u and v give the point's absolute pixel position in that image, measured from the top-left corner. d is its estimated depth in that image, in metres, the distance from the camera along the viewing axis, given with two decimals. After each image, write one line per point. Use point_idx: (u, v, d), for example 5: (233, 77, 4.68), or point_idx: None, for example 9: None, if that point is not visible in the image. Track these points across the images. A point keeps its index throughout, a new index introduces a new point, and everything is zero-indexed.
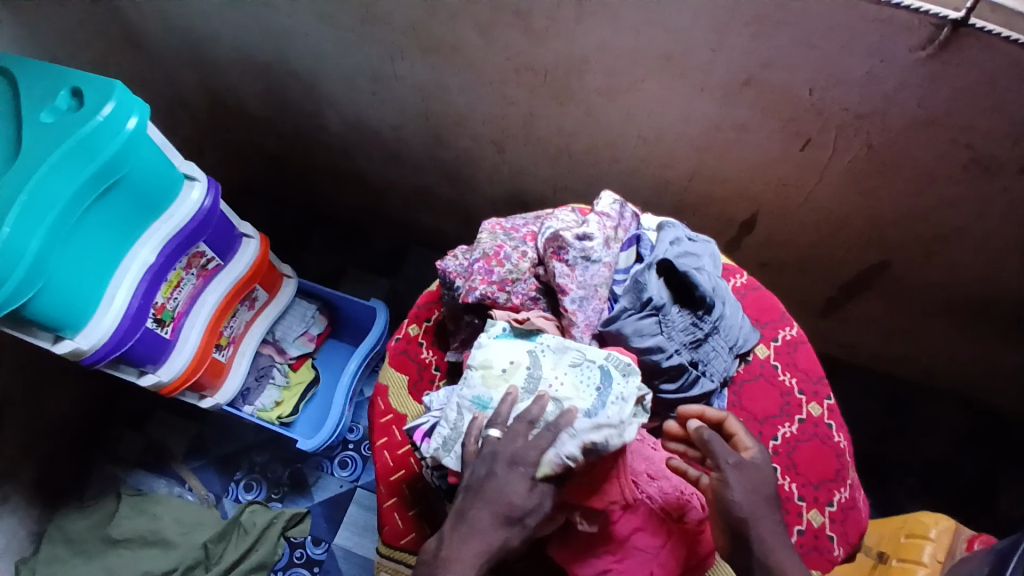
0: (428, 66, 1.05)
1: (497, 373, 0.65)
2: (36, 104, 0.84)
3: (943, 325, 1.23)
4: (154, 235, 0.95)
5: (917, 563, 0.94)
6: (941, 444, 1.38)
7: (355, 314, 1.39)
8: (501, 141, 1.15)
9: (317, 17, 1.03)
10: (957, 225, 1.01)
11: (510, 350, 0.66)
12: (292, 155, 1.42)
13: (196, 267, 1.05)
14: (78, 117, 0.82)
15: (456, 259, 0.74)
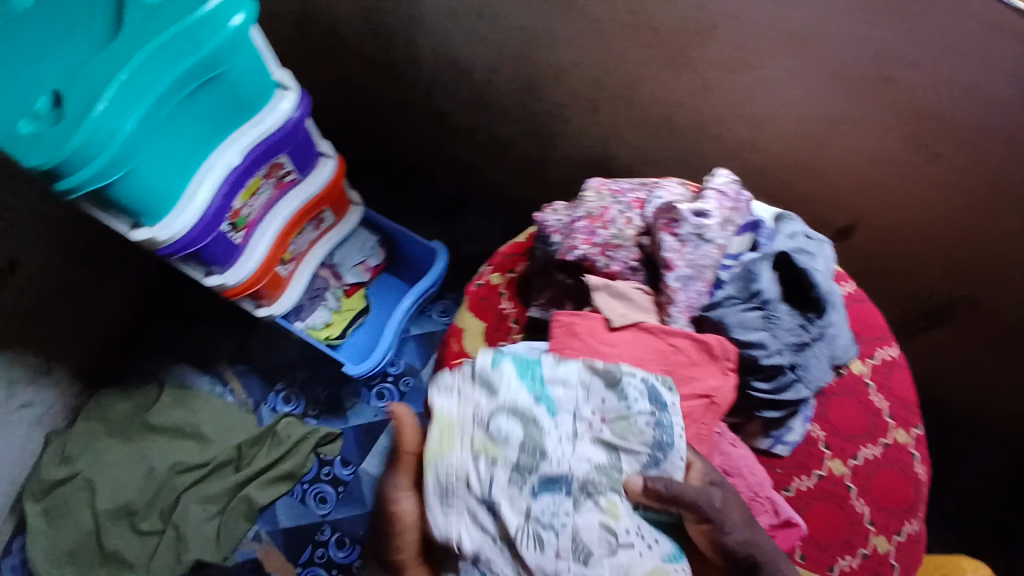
0: (535, 11, 0.99)
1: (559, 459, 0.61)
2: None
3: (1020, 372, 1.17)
4: (240, 138, 0.94)
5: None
6: (985, 491, 1.34)
7: (414, 251, 1.38)
8: (597, 101, 1.09)
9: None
10: None
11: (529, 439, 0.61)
12: (373, 82, 1.38)
13: (275, 177, 1.04)
14: None
15: (558, 213, 0.71)
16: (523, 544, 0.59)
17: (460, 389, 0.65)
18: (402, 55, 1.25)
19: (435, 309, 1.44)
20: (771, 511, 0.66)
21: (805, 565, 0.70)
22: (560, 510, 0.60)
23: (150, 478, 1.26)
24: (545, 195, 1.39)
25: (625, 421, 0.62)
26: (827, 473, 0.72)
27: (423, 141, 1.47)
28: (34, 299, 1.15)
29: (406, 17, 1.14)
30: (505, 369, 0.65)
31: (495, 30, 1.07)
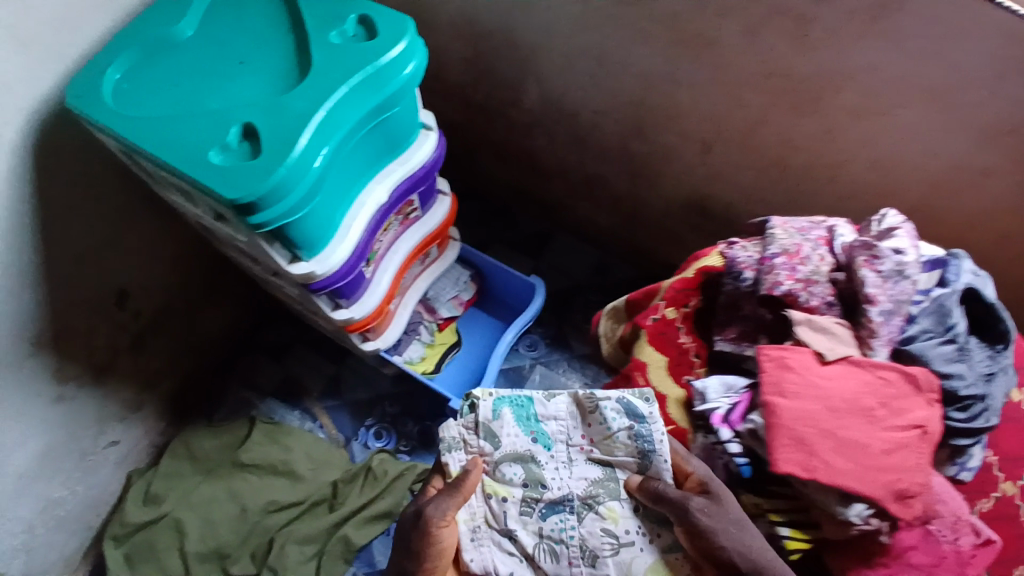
0: (661, 60, 1.05)
1: (557, 473, 0.89)
2: (325, 23, 0.83)
3: None
4: (387, 176, 0.96)
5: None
6: None
7: (506, 286, 1.39)
8: (712, 143, 1.13)
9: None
10: None
11: (518, 466, 0.89)
12: (466, 122, 1.42)
13: (403, 214, 1.06)
14: (373, 46, 0.81)
15: (748, 251, 0.74)
16: (542, 557, 0.85)
17: (465, 439, 0.92)
18: (503, 97, 1.30)
19: (521, 344, 1.44)
20: (972, 531, 0.72)
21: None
22: (567, 525, 0.86)
23: (242, 519, 1.22)
24: (633, 232, 1.43)
25: (609, 440, 0.87)
26: (1003, 494, 0.77)
27: (507, 178, 1.52)
28: (141, 330, 1.13)
29: (521, 61, 1.20)
30: (502, 414, 0.91)
31: (615, 75, 1.12)
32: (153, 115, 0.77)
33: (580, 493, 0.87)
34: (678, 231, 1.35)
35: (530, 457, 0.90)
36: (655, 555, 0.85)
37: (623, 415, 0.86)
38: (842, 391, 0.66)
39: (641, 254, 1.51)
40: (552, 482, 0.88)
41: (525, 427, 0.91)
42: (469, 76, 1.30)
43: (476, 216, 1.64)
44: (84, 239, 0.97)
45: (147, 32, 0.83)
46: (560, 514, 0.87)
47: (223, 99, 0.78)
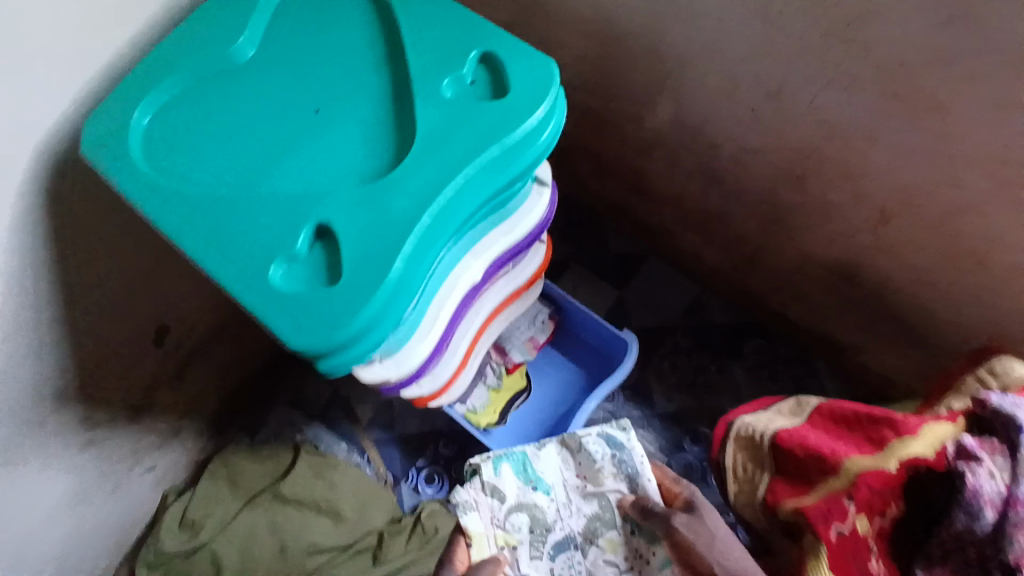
0: (853, 120, 0.80)
1: (559, 503, 1.04)
2: (435, 65, 0.60)
3: None
4: (488, 250, 0.74)
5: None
6: None
7: (587, 332, 1.26)
8: (895, 215, 0.89)
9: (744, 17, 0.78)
10: None
11: (517, 510, 1.03)
12: (571, 126, 1.19)
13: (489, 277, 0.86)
14: (503, 109, 0.58)
15: (997, 479, 0.60)
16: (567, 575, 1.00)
17: (475, 499, 1.04)
18: (625, 111, 1.06)
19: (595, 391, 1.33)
20: None
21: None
22: (573, 561, 1.01)
23: (279, 558, 1.12)
24: (746, 276, 1.24)
25: (597, 473, 1.04)
26: None
27: (605, 194, 1.32)
28: (183, 360, 1.04)
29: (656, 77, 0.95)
30: (502, 471, 1.04)
31: (783, 115, 0.86)
32: (192, 189, 0.56)
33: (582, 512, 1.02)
34: (810, 285, 1.15)
35: (534, 506, 1.03)
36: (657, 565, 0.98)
37: (603, 446, 1.06)
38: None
39: (749, 298, 1.31)
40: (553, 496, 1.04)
41: (525, 478, 1.05)
42: (587, 82, 1.06)
43: (563, 223, 1.44)
44: (120, 285, 0.83)
45: (203, 58, 0.61)
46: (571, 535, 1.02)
47: (290, 172, 0.57)
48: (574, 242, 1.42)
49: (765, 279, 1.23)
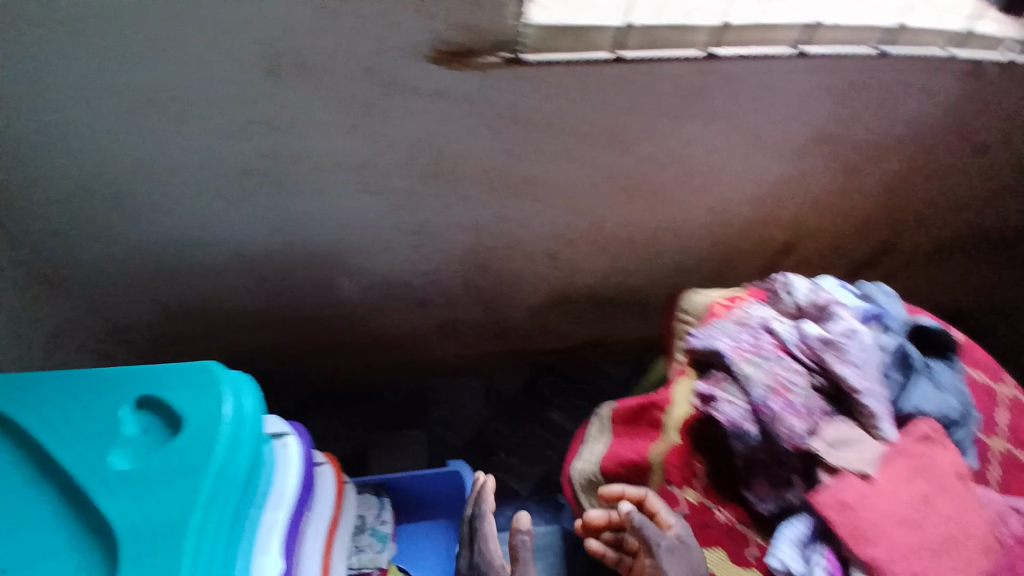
0: (475, 208, 0.93)
1: (362, 531, 1.09)
2: (99, 449, 0.60)
3: (931, 283, 1.41)
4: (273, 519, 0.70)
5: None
6: None
7: (425, 489, 1.17)
8: (560, 245, 1.06)
9: (342, 160, 0.81)
10: (952, 203, 1.17)
11: (348, 532, 1.05)
12: (273, 333, 1.14)
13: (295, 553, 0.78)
14: (179, 456, 0.59)
15: (736, 401, 0.68)
16: None
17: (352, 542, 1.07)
18: (315, 296, 1.06)
19: None
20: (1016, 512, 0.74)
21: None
22: (358, 560, 1.06)
23: None
24: (505, 346, 1.33)
25: (373, 523, 1.11)
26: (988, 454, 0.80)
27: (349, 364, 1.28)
28: None
29: (321, 265, 0.99)
30: (348, 516, 1.05)
31: (442, 237, 0.97)
32: None
33: (368, 542, 1.09)
34: (553, 318, 1.28)
35: (361, 535, 1.08)
36: (386, 560, 1.09)
37: (376, 509, 1.12)
38: (959, 522, 0.63)
39: (523, 358, 1.39)
40: (363, 527, 1.10)
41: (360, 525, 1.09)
42: (259, 294, 1.02)
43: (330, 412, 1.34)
44: None
45: None
46: (363, 550, 1.07)
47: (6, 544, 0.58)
48: (353, 425, 1.31)
49: (520, 338, 1.33)
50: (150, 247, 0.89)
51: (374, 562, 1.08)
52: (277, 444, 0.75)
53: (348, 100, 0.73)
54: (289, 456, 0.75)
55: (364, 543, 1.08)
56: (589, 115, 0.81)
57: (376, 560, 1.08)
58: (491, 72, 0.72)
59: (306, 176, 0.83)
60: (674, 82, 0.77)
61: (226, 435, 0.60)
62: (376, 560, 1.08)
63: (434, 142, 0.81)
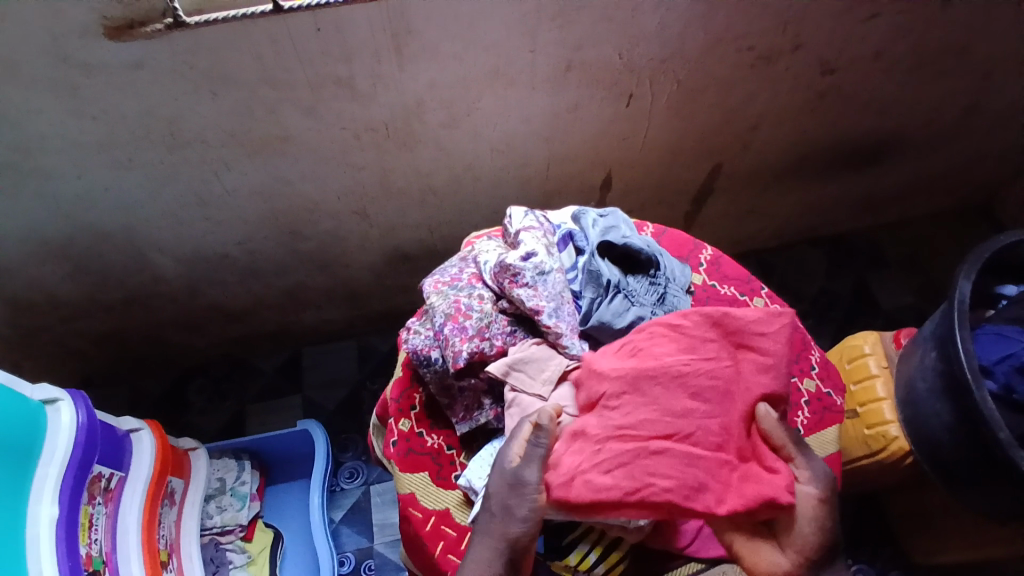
0: (244, 173, 0.98)
1: (221, 492, 1.19)
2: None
3: (792, 199, 1.38)
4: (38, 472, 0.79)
5: (888, 424, 0.97)
6: (853, 286, 1.46)
7: (285, 447, 1.28)
8: (363, 204, 1.10)
9: (84, 143, 0.87)
10: (769, 115, 1.14)
11: (200, 492, 1.14)
12: (122, 316, 1.23)
13: (94, 504, 0.88)
14: None
15: (421, 333, 0.73)
16: (215, 539, 1.15)
17: (210, 502, 1.17)
18: (140, 276, 1.14)
19: (343, 479, 1.33)
20: None
21: (807, 433, 0.78)
22: (217, 518, 1.16)
23: None
24: (364, 307, 1.37)
25: (233, 485, 1.20)
26: None
27: (215, 339, 1.36)
28: None
29: (128, 244, 1.06)
30: (199, 478, 1.14)
31: (229, 205, 1.03)
32: None
33: (228, 501, 1.18)
34: (399, 276, 1.31)
35: (220, 496, 1.18)
36: (248, 516, 1.19)
37: (237, 471, 1.21)
38: (689, 401, 0.62)
39: (391, 317, 1.44)
40: (224, 489, 1.19)
41: (218, 487, 1.19)
42: (84, 278, 1.11)
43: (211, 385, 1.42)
44: None
45: None
46: (221, 509, 1.17)
47: None
48: (232, 395, 1.41)
49: (377, 298, 1.37)
50: None
51: (234, 519, 1.17)
52: (49, 409, 0.84)
53: (51, 87, 0.79)
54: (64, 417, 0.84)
55: (222, 503, 1.18)
56: (301, 68, 0.84)
57: (236, 517, 1.17)
58: (173, 35, 0.75)
59: (60, 163, 0.89)
60: (362, 27, 0.80)
61: None
62: (235, 518, 1.17)
63: (162, 116, 0.86)
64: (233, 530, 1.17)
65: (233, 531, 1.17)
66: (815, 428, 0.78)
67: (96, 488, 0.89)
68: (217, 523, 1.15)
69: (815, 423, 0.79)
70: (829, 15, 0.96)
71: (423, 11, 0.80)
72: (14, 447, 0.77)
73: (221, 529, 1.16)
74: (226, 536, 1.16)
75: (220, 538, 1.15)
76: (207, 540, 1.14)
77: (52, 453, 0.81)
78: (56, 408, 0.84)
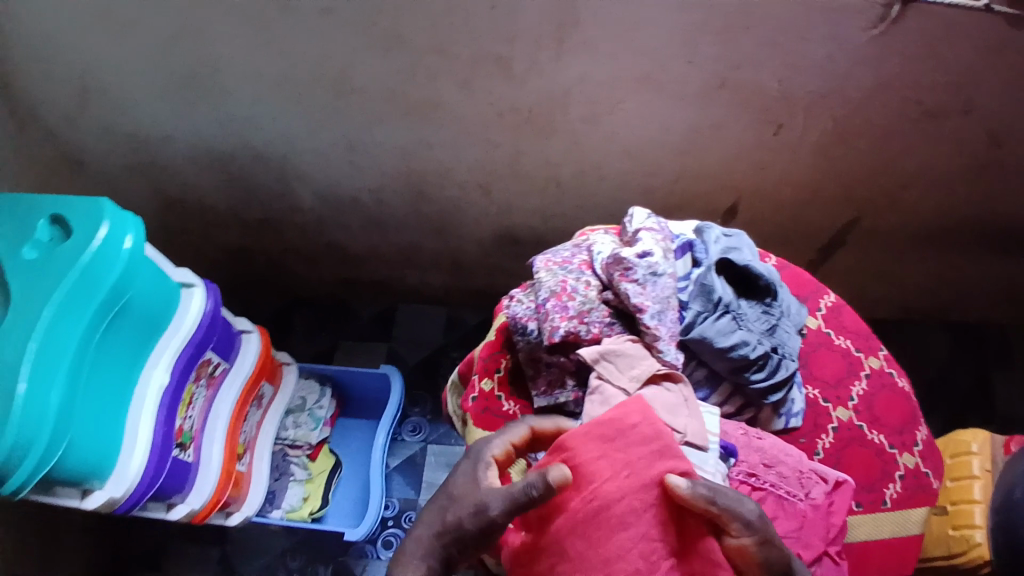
0: (392, 127, 1.05)
1: (300, 410, 1.29)
2: (13, 242, 0.78)
3: (928, 272, 1.28)
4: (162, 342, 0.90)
5: (975, 529, 0.87)
6: (975, 380, 1.33)
7: (363, 387, 1.36)
8: (489, 179, 1.15)
9: (267, 73, 0.97)
10: (925, 176, 1.06)
11: (283, 404, 1.23)
12: (255, 236, 1.36)
13: (199, 385, 0.99)
14: (66, 251, 0.76)
15: (523, 303, 0.75)
16: (286, 450, 1.25)
17: (290, 416, 1.28)
18: (280, 202, 1.25)
19: (406, 431, 1.39)
20: (819, 480, 0.70)
21: (893, 506, 0.73)
22: (291, 431, 1.26)
23: None
24: (463, 278, 1.43)
25: (312, 407, 1.29)
26: (838, 423, 0.76)
27: (325, 275, 1.47)
28: None
29: (278, 171, 1.17)
30: (285, 391, 1.24)
31: (371, 154, 1.11)
32: None
33: (304, 419, 1.28)
34: (503, 256, 1.35)
35: (299, 413, 1.28)
36: (318, 438, 1.27)
37: (317, 395, 1.31)
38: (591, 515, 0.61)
39: (485, 293, 1.48)
40: (303, 408, 1.29)
41: (299, 404, 1.29)
42: (235, 193, 1.24)
43: (312, 316, 1.54)
44: None
45: None
46: (296, 425, 1.27)
47: None
48: (328, 330, 1.52)
49: (477, 273, 1.42)
50: (142, 143, 1.13)
51: (305, 437, 1.26)
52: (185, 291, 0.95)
53: (253, 19, 0.89)
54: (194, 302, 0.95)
55: (299, 420, 1.28)
56: (466, 40, 0.89)
57: (307, 436, 1.26)
58: None
59: (243, 89, 1.00)
60: (532, 11, 0.83)
61: (101, 253, 0.77)
62: (306, 436, 1.26)
63: (336, 62, 0.94)
64: (302, 447, 1.26)
65: (302, 447, 1.26)
66: (902, 504, 0.73)
67: (203, 372, 1.00)
68: (291, 436, 1.25)
69: (903, 499, 0.74)
70: (1021, 85, 0.88)
71: (593, 4, 0.82)
72: (150, 315, 0.87)
73: (292, 443, 1.25)
74: (295, 450, 1.26)
75: (289, 451, 1.25)
76: (279, 448, 1.25)
77: (179, 329, 0.92)
78: (190, 293, 0.95)
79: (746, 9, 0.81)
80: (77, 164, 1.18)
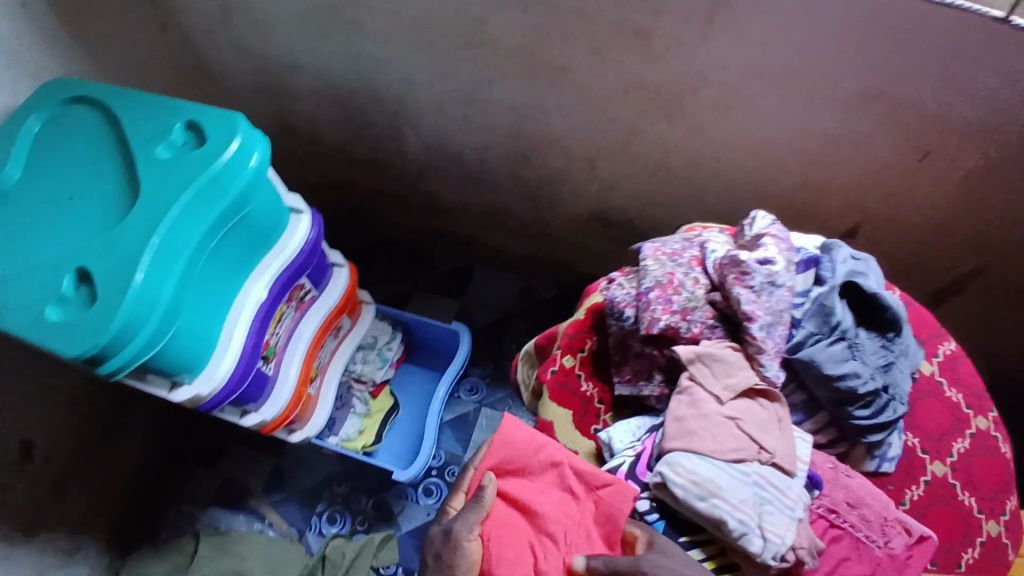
0: (513, 88, 1.03)
1: (370, 347, 1.32)
2: (150, 138, 0.82)
3: None
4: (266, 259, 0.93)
5: None
6: None
7: (431, 338, 1.38)
8: (597, 156, 1.12)
9: (403, 14, 0.97)
10: None
11: (356, 339, 1.27)
12: (356, 172, 1.39)
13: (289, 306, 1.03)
14: (199, 157, 0.80)
15: (625, 288, 0.73)
16: (351, 383, 1.29)
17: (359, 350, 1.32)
18: (386, 143, 1.27)
19: (463, 389, 1.41)
20: (904, 531, 0.65)
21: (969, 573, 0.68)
22: (359, 366, 1.30)
23: None
24: (546, 250, 1.42)
25: (381, 347, 1.33)
26: (932, 477, 0.70)
27: (413, 223, 1.49)
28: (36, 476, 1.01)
29: (392, 113, 1.18)
30: (360, 327, 1.28)
31: (485, 111, 1.10)
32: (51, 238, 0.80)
33: (372, 357, 1.32)
34: (592, 235, 1.33)
35: (368, 350, 1.32)
36: (382, 377, 1.31)
37: (388, 337, 1.34)
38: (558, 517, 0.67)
39: (564, 270, 1.47)
40: (373, 346, 1.33)
41: (370, 342, 1.33)
42: (346, 127, 1.26)
43: (392, 259, 1.57)
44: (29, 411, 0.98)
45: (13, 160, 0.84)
46: (365, 361, 1.31)
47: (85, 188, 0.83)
48: (405, 276, 1.55)
49: (560, 247, 1.40)
50: (270, 64, 1.17)
51: (371, 374, 1.30)
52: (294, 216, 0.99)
53: None
54: (300, 227, 0.99)
55: (368, 356, 1.32)
56: (611, 9, 0.85)
57: (373, 373, 1.30)
58: None
59: (377, 26, 1.01)
60: None
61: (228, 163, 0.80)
62: (372, 373, 1.30)
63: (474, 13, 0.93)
64: (367, 383, 1.30)
65: (366, 383, 1.30)
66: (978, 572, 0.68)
67: (296, 295, 1.03)
68: (358, 370, 1.30)
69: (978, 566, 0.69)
70: None
71: None
72: (261, 232, 0.91)
73: (359, 377, 1.30)
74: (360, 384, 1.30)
75: (354, 384, 1.30)
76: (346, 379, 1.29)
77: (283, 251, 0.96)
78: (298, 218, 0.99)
79: (928, 18, 0.74)
80: (208, 75, 1.23)
